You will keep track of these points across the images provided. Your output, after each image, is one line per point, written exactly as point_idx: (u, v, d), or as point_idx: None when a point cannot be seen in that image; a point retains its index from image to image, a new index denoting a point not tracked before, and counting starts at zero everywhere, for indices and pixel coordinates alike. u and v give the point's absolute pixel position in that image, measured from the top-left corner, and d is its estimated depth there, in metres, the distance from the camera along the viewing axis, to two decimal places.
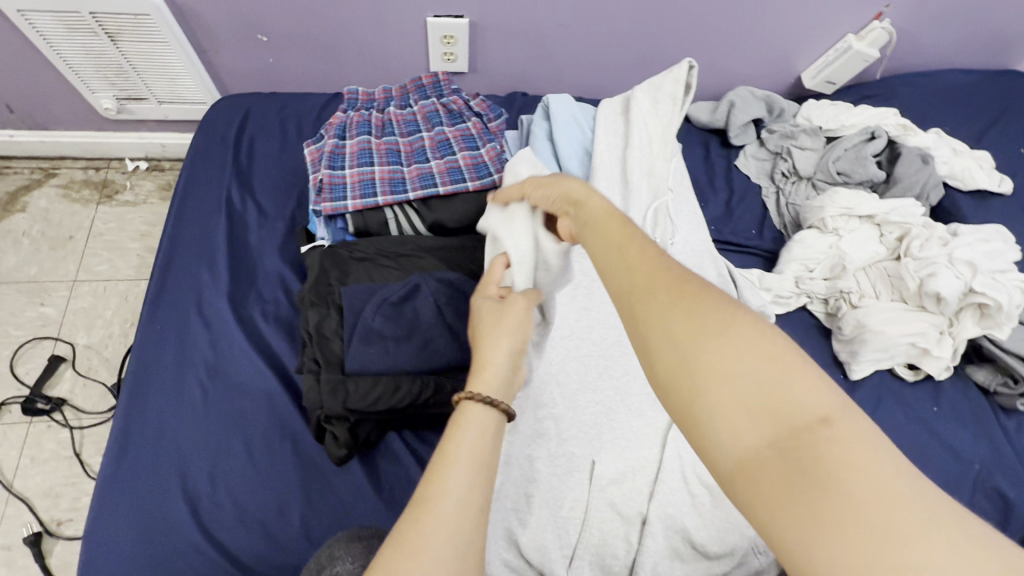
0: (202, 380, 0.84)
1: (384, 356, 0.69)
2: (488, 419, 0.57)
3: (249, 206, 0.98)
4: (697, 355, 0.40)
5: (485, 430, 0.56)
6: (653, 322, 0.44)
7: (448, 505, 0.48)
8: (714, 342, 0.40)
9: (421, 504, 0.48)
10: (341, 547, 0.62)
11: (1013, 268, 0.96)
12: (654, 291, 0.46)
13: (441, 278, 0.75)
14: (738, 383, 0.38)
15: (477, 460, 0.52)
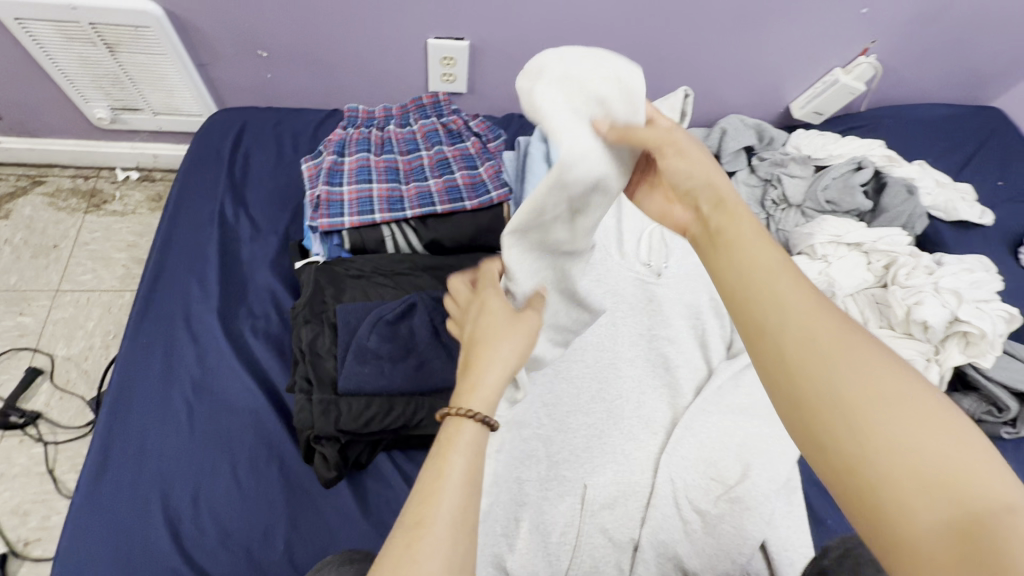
0: (188, 397, 0.81)
1: (377, 376, 0.68)
2: (481, 435, 0.54)
3: (242, 219, 0.97)
4: (858, 385, 0.40)
5: (478, 448, 0.53)
6: (803, 337, 0.43)
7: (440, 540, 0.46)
8: (869, 364, 0.41)
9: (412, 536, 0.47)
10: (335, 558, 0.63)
11: (995, 298, 0.98)
12: (801, 305, 0.45)
13: (437, 297, 0.75)
14: (895, 416, 0.38)
15: (473, 484, 0.50)
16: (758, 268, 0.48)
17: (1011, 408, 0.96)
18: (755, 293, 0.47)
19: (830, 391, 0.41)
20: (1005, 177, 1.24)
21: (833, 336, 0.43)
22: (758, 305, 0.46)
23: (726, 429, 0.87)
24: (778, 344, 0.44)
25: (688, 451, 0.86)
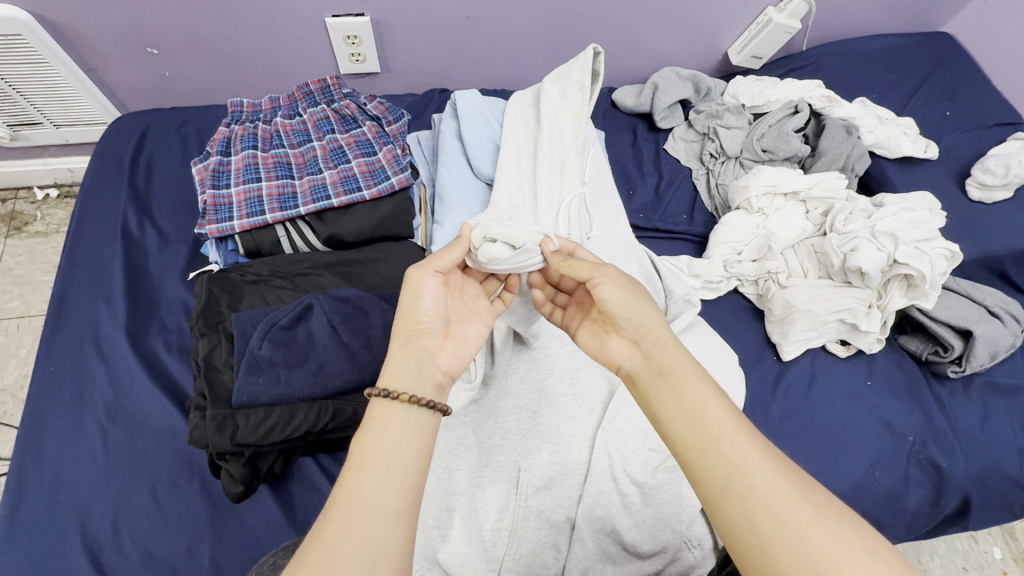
0: (101, 422, 0.78)
1: (274, 385, 0.66)
2: (408, 418, 0.53)
3: (147, 231, 0.93)
4: (816, 523, 0.44)
5: (398, 427, 0.52)
6: (767, 500, 0.46)
7: (362, 515, 0.46)
8: (826, 514, 0.45)
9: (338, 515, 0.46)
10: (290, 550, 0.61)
11: (937, 236, 0.95)
12: (759, 467, 0.47)
13: (335, 294, 0.72)
14: (850, 555, 0.42)
15: (397, 461, 0.50)
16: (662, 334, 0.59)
17: (956, 347, 0.93)
18: (725, 439, 0.49)
19: (787, 541, 0.44)
20: (952, 106, 1.19)
21: (790, 483, 0.47)
22: (727, 457, 0.49)
23: None
24: (742, 503, 0.46)
25: (623, 424, 0.84)
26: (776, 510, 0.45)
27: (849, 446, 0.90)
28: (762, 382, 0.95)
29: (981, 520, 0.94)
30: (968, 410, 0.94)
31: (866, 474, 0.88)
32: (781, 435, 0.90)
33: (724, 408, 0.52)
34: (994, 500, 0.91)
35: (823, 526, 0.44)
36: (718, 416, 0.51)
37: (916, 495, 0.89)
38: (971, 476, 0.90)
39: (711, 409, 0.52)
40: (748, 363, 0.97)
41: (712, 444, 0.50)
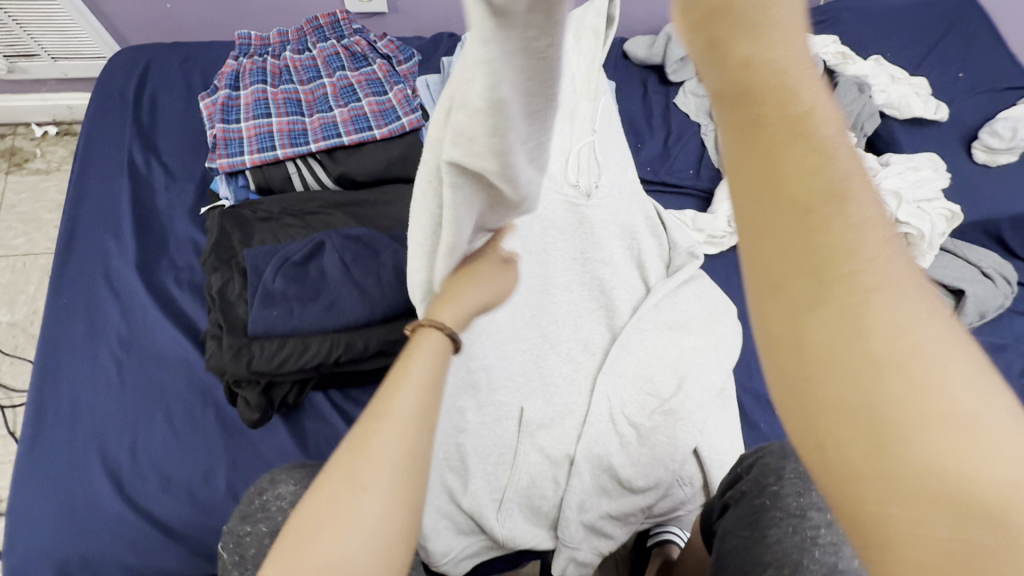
0: (116, 353, 0.80)
1: (288, 317, 0.67)
2: (439, 353, 0.52)
3: (154, 167, 0.93)
4: (942, 386, 0.24)
5: (437, 358, 0.51)
6: (877, 345, 0.25)
7: (381, 438, 0.45)
8: (960, 369, 0.24)
9: (366, 439, 0.45)
10: (284, 471, 0.64)
11: (939, 196, 0.96)
12: (880, 273, 0.26)
13: (346, 233, 0.73)
14: (982, 434, 0.23)
15: (421, 394, 0.48)
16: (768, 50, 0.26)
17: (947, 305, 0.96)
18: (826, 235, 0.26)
19: (848, 405, 0.25)
20: (966, 68, 1.18)
21: (913, 304, 0.25)
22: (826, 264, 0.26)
23: (658, 344, 0.90)
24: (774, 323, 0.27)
25: (623, 369, 0.88)
26: (853, 328, 0.25)
27: None
28: None
29: None
30: None
31: None
32: None
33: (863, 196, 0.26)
34: None
35: (951, 389, 0.24)
36: (828, 198, 0.26)
37: None
38: None
39: (829, 192, 0.26)
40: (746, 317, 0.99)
41: (800, 228, 0.26)
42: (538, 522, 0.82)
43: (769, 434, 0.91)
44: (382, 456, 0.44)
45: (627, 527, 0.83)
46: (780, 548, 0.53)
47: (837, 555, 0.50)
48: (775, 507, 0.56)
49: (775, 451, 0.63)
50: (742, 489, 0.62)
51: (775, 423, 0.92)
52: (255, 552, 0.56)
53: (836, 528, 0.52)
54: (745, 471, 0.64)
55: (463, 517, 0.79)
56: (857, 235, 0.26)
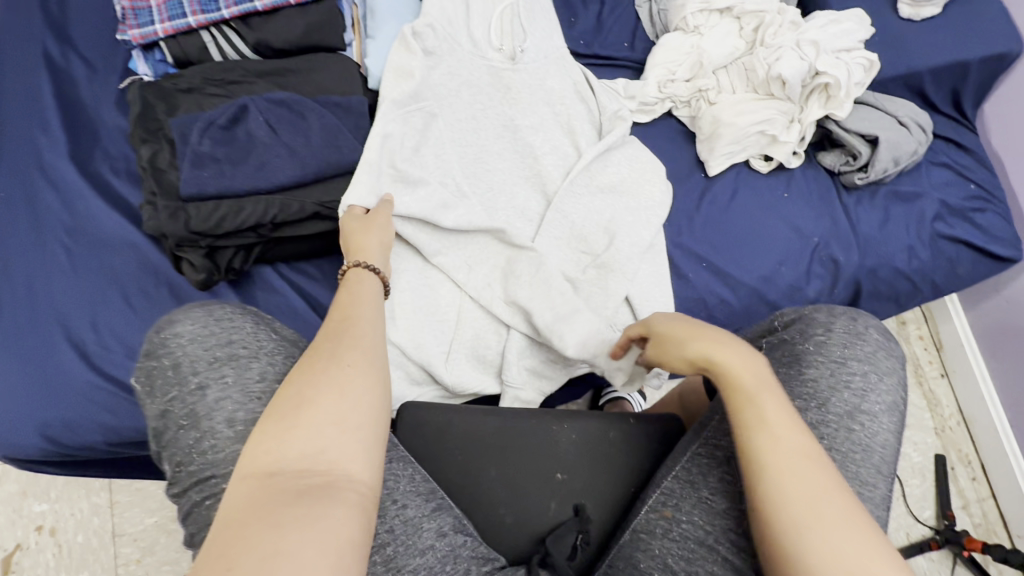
0: (63, 241, 0.83)
1: (218, 178, 0.70)
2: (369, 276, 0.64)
3: (74, 60, 0.91)
4: (810, 478, 0.49)
5: (370, 280, 0.64)
6: (790, 451, 0.50)
7: (350, 335, 0.55)
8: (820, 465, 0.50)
9: (343, 333, 0.56)
10: (182, 309, 0.61)
11: (860, 47, 0.99)
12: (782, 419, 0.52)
13: (269, 97, 0.74)
14: (832, 501, 0.48)
15: (379, 312, 0.60)
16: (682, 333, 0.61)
17: (863, 154, 1.02)
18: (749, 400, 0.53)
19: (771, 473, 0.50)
20: None
21: (802, 440, 0.51)
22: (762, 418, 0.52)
23: (591, 206, 0.95)
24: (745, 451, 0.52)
25: (559, 231, 0.93)
26: (780, 450, 0.50)
27: (761, 248, 1.01)
28: (689, 195, 1.03)
29: (873, 310, 1.08)
30: (872, 214, 1.06)
31: (774, 270, 1.01)
32: (703, 239, 1.01)
33: (772, 401, 0.53)
34: (883, 290, 1.06)
35: (803, 455, 0.50)
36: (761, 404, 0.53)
37: (816, 286, 1.02)
38: (862, 268, 1.03)
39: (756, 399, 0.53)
40: (678, 181, 1.04)
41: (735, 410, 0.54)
42: (486, 371, 0.89)
43: (697, 284, 0.98)
44: (358, 343, 0.55)
45: (568, 371, 0.91)
46: (814, 386, 0.59)
47: (862, 399, 0.59)
48: (820, 353, 0.61)
49: (826, 310, 0.65)
50: (781, 338, 0.65)
51: (704, 275, 0.99)
52: (160, 383, 0.57)
53: (868, 377, 0.60)
54: (782, 325, 0.67)
55: (415, 368, 0.85)
56: (767, 406, 0.53)
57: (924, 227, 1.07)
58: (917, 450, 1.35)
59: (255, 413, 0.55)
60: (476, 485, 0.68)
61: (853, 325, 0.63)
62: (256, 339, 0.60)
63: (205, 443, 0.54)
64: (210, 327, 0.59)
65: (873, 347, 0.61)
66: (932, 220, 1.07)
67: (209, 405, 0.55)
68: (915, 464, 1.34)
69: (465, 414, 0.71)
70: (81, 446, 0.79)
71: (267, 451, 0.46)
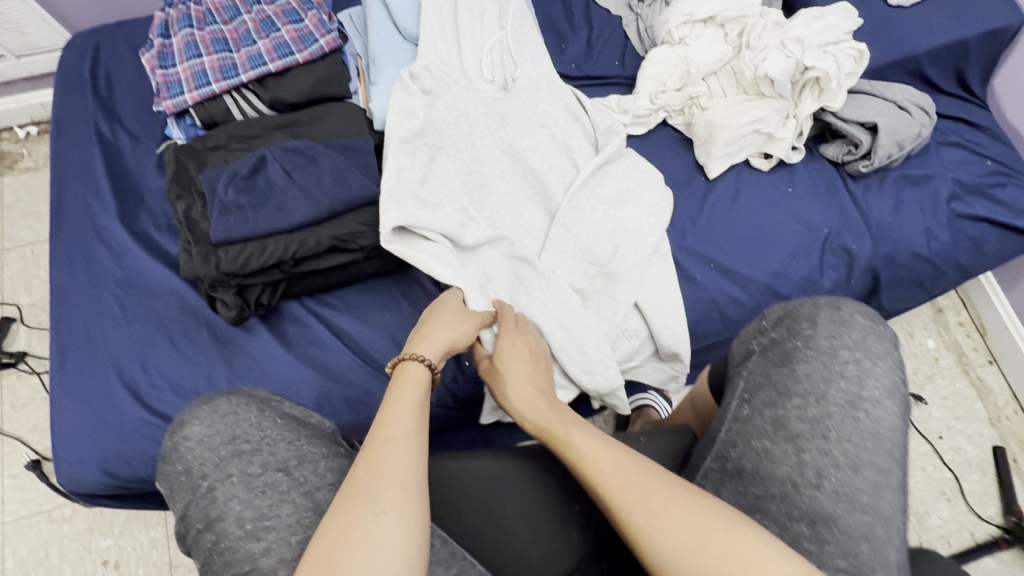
0: (116, 292, 0.92)
1: (244, 223, 0.77)
2: (420, 376, 0.63)
3: (120, 133, 1.03)
4: (622, 483, 0.54)
5: (419, 384, 0.62)
6: (589, 463, 0.57)
7: (389, 451, 0.54)
8: (630, 468, 0.55)
9: (381, 462, 0.53)
10: (191, 411, 0.68)
11: (848, 39, 1.01)
12: (584, 439, 0.59)
13: (284, 147, 0.82)
14: (655, 497, 0.51)
15: (416, 419, 0.58)
16: (519, 355, 0.72)
17: (864, 142, 1.02)
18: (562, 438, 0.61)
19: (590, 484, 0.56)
20: None
21: (608, 452, 0.57)
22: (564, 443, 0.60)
23: (594, 218, 0.98)
24: (602, 497, 0.54)
25: (564, 245, 0.96)
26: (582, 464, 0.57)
27: (768, 242, 1.02)
28: (691, 199, 1.05)
29: (895, 297, 1.06)
30: (882, 201, 1.04)
31: (784, 264, 1.01)
32: (708, 240, 1.02)
33: (580, 433, 0.60)
34: (903, 276, 1.04)
35: (605, 463, 0.56)
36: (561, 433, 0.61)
37: (831, 278, 1.01)
38: (877, 256, 1.02)
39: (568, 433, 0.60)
40: (678, 186, 1.06)
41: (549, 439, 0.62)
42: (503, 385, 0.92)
43: (706, 284, 0.99)
44: (398, 470, 0.53)
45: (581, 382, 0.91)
46: (808, 380, 0.59)
47: (860, 386, 0.58)
48: (807, 348, 0.61)
49: (810, 304, 0.66)
50: (770, 338, 0.65)
51: (712, 275, 0.99)
52: (179, 488, 0.63)
53: (861, 365, 0.59)
54: (768, 324, 0.67)
55: None
56: (572, 434, 0.60)
57: (940, 208, 1.04)
58: (972, 443, 1.27)
59: (255, 506, 0.58)
60: (500, 532, 0.68)
61: (837, 314, 0.63)
62: (258, 427, 0.65)
63: (219, 544, 0.57)
64: (213, 425, 0.65)
65: (860, 334, 0.61)
66: (947, 201, 1.05)
67: (219, 506, 0.59)
68: (971, 458, 1.26)
69: (478, 455, 0.73)
70: (137, 478, 0.86)
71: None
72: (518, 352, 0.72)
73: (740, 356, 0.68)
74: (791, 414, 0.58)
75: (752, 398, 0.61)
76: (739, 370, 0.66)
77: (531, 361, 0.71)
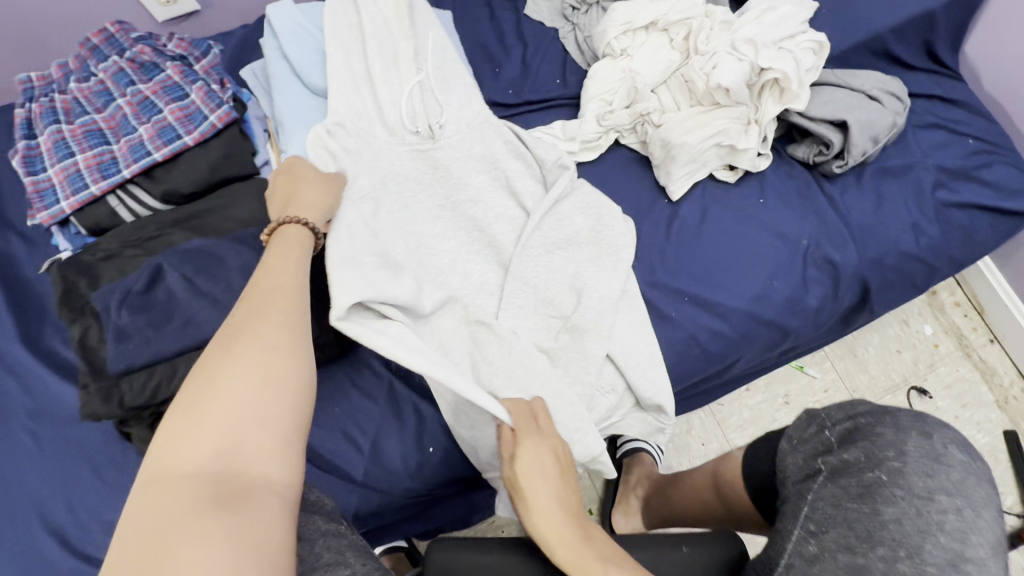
0: (26, 425, 0.81)
1: (146, 347, 0.67)
2: (304, 239, 0.65)
3: (14, 239, 0.92)
4: None
5: (304, 247, 0.64)
6: None
7: (277, 321, 0.54)
8: None
9: (260, 319, 0.54)
10: None
11: (803, 31, 0.91)
12: None
13: (182, 250, 0.71)
14: None
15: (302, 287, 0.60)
16: (542, 466, 0.60)
17: (836, 142, 0.92)
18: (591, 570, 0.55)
19: None
20: None
21: None
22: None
23: (551, 266, 0.88)
24: None
25: (523, 301, 0.86)
26: None
27: (746, 264, 0.92)
28: (656, 226, 0.95)
29: (885, 302, 0.98)
30: (862, 200, 0.95)
31: (765, 286, 0.92)
32: (680, 271, 0.92)
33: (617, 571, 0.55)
34: (891, 279, 0.96)
35: None
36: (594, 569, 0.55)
37: (816, 293, 0.92)
38: (864, 263, 0.93)
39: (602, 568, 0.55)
40: (641, 213, 0.96)
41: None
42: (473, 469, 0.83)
43: (682, 321, 0.90)
44: (277, 325, 0.54)
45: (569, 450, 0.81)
46: (899, 529, 0.50)
47: (964, 543, 0.48)
48: (896, 486, 0.52)
49: (889, 423, 0.58)
50: (839, 459, 0.58)
51: (687, 310, 0.90)
52: None
53: (964, 515, 0.50)
54: (838, 442, 0.60)
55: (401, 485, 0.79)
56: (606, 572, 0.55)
57: (925, 200, 0.96)
58: (982, 431, 1.21)
59: None
60: None
61: (929, 444, 0.55)
62: None
63: None
64: None
65: (958, 475, 0.53)
66: (932, 190, 0.96)
67: None
68: (984, 447, 1.19)
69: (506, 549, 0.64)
70: None
71: (200, 420, 0.47)
72: (542, 464, 0.61)
73: (805, 472, 0.60)
74: (872, 567, 0.48)
75: (819, 531, 0.53)
76: (803, 490, 0.58)
77: (560, 479, 0.60)
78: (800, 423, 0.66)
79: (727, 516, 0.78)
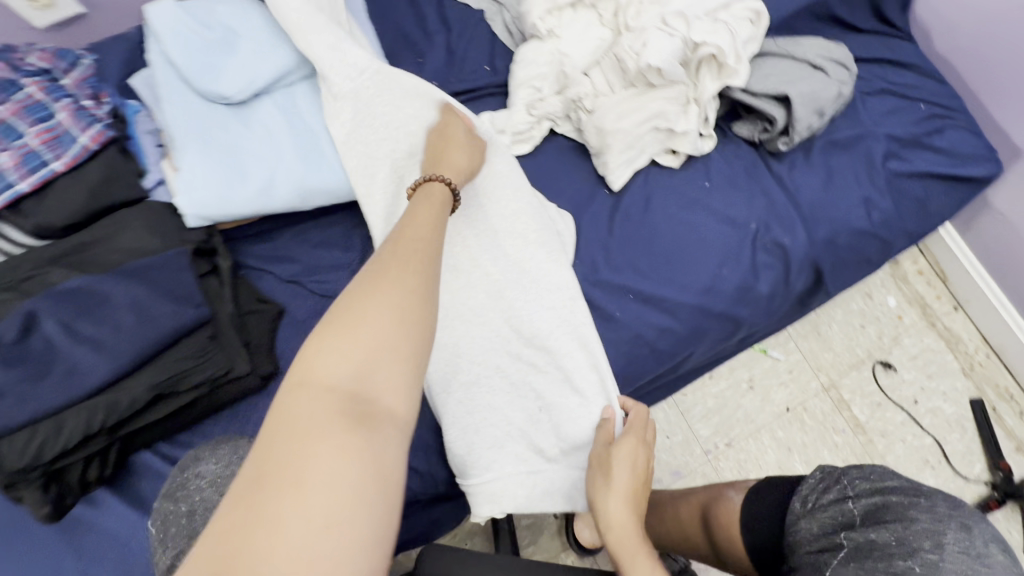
0: None
1: (24, 405, 0.60)
2: (435, 198, 0.61)
3: None
4: None
5: (433, 205, 0.59)
6: None
7: (403, 260, 0.49)
8: None
9: (398, 260, 0.49)
10: (207, 449, 0.68)
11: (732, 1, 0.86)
12: None
13: (56, 291, 0.65)
14: None
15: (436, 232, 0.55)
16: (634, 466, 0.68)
17: (779, 118, 0.87)
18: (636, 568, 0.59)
19: None
20: None
21: None
22: None
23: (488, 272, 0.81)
24: None
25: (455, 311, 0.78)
26: None
27: (694, 254, 0.87)
28: (597, 219, 0.89)
29: (840, 282, 0.94)
30: (811, 176, 0.90)
31: (713, 276, 0.86)
32: (625, 266, 0.87)
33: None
34: (845, 259, 0.91)
35: None
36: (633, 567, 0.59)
37: (767, 279, 0.88)
38: (815, 245, 0.89)
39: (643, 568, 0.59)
40: (580, 206, 0.90)
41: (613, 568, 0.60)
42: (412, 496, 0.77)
43: (627, 321, 0.85)
44: (402, 269, 0.48)
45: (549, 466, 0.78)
46: None
47: None
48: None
49: (922, 507, 0.57)
50: (865, 538, 0.57)
51: (632, 308, 0.85)
52: (173, 529, 0.60)
53: None
54: (865, 518, 0.60)
55: None
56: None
57: (876, 173, 0.91)
58: (949, 400, 1.19)
59: None
60: None
61: (970, 540, 0.54)
62: None
63: None
64: (229, 466, 0.65)
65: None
66: (883, 161, 0.91)
67: None
68: (950, 416, 1.18)
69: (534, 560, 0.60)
70: None
71: (312, 364, 0.42)
72: (633, 467, 0.68)
73: (828, 540, 0.60)
74: None
75: None
76: (822, 560, 0.58)
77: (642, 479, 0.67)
78: (818, 482, 0.67)
79: (709, 553, 0.78)
